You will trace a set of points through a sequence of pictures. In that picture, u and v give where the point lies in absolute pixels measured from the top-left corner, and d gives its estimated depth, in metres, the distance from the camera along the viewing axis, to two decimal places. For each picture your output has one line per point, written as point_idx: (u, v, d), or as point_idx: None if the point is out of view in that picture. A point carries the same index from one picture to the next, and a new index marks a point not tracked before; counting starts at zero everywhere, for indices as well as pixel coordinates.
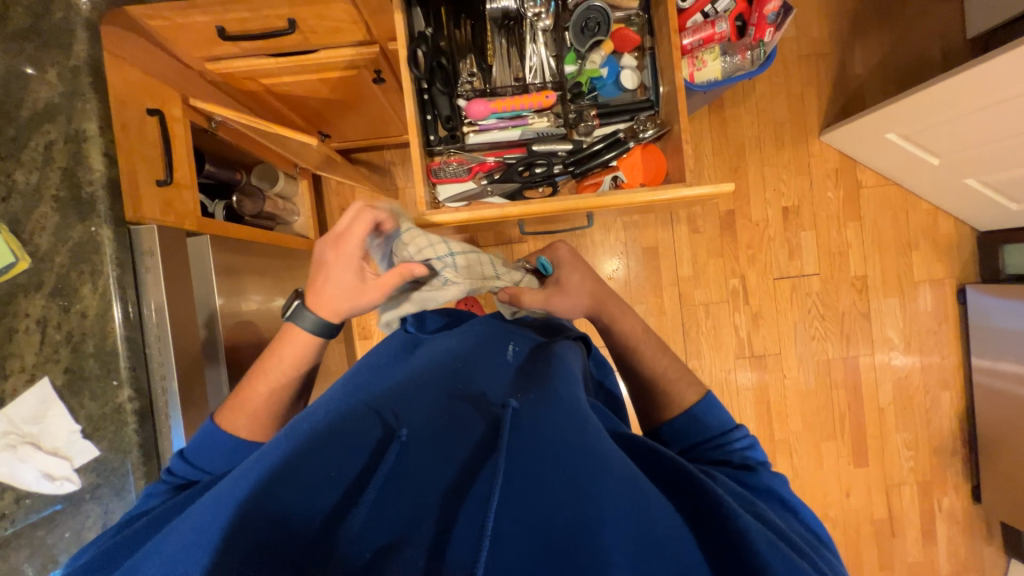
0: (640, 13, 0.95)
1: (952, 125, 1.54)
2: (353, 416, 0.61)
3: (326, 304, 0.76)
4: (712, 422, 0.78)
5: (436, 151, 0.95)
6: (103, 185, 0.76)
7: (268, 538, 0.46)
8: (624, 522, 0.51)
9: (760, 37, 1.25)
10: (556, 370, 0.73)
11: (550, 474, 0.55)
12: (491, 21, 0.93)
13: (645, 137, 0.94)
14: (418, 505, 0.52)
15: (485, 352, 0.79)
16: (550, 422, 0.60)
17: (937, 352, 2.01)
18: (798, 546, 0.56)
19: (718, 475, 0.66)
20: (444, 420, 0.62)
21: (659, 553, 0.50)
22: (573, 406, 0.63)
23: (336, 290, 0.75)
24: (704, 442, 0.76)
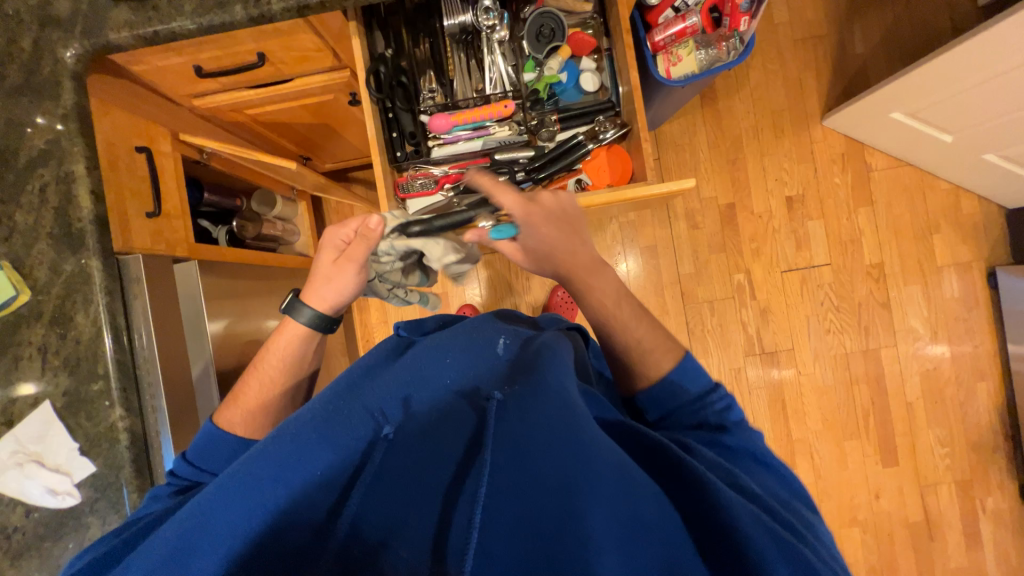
0: (595, 17, 0.95)
1: (962, 98, 1.45)
2: (346, 418, 0.64)
3: (314, 289, 0.82)
4: (690, 389, 0.75)
5: (404, 166, 0.98)
6: (91, 221, 0.82)
7: (283, 538, 0.54)
8: (611, 507, 0.51)
9: (736, 26, 1.23)
10: (546, 355, 0.72)
11: (539, 464, 0.55)
12: (449, 37, 0.95)
13: (606, 137, 0.95)
14: (408, 503, 0.56)
15: (476, 346, 0.81)
16: (537, 411, 0.60)
17: (969, 340, 1.88)
18: (777, 511, 0.56)
19: (695, 445, 0.64)
20: (435, 421, 0.66)
21: (647, 538, 0.50)
22: (561, 392, 0.62)
23: (318, 270, 0.81)
24: (683, 406, 0.74)
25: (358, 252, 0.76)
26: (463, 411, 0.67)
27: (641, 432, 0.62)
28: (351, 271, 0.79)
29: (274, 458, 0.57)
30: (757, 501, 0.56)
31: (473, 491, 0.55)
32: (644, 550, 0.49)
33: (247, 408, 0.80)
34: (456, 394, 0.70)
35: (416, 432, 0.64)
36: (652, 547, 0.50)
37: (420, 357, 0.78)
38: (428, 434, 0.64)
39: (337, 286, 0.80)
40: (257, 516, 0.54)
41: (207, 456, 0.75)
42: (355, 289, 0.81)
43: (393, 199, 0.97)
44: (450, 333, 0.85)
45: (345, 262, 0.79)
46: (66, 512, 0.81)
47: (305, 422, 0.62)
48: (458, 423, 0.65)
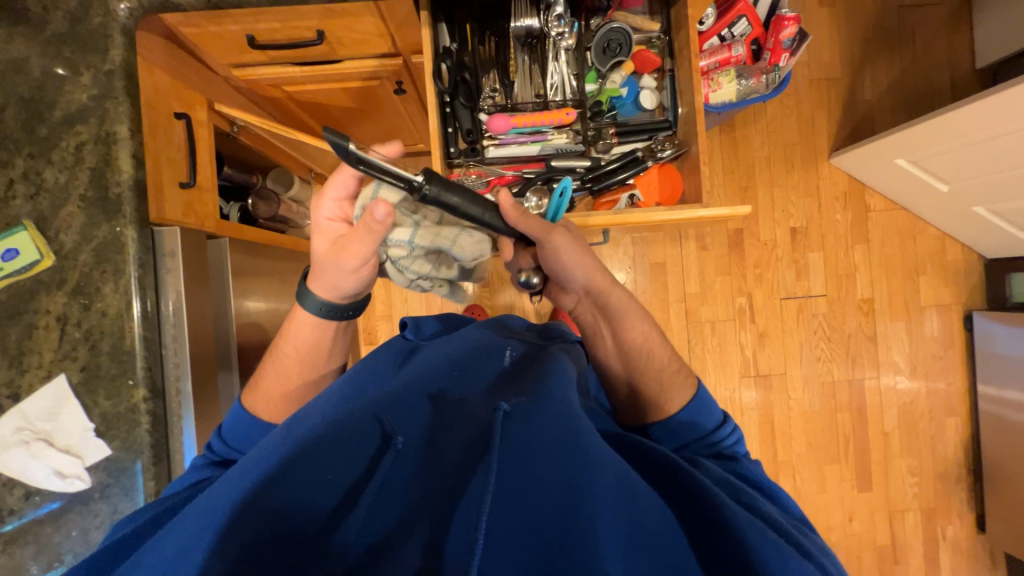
0: (660, 37, 0.97)
1: (962, 153, 1.55)
2: (350, 421, 0.63)
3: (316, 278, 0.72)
4: (706, 421, 0.77)
5: (456, 163, 0.97)
6: (130, 187, 0.77)
7: (266, 535, 0.51)
8: (614, 513, 0.52)
9: (776, 62, 1.27)
10: (551, 371, 0.73)
11: (542, 473, 0.56)
12: (514, 39, 0.95)
13: (663, 156, 0.96)
14: (411, 509, 0.55)
15: (484, 360, 0.80)
16: (543, 421, 0.61)
17: (943, 378, 2.00)
18: (788, 532, 0.56)
19: (704, 462, 0.68)
20: (440, 429, 0.65)
21: (651, 548, 0.51)
22: (564, 403, 0.63)
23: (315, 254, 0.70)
24: (693, 442, 0.76)
25: (360, 244, 0.63)
26: (466, 419, 0.66)
27: (647, 446, 0.63)
28: (351, 263, 0.66)
29: (277, 461, 0.57)
30: (767, 519, 0.57)
31: (477, 498, 0.54)
32: (646, 558, 0.50)
33: (277, 391, 0.76)
34: (460, 402, 0.69)
35: (421, 441, 0.63)
36: (654, 555, 0.50)
37: (429, 360, 0.78)
38: (433, 441, 0.63)
39: (327, 272, 0.67)
40: (251, 518, 0.51)
41: (242, 438, 0.71)
42: (359, 282, 0.69)
43: None
44: (455, 340, 0.84)
45: (342, 247, 0.65)
46: (72, 497, 0.75)
47: (311, 428, 0.62)
48: (462, 429, 0.65)
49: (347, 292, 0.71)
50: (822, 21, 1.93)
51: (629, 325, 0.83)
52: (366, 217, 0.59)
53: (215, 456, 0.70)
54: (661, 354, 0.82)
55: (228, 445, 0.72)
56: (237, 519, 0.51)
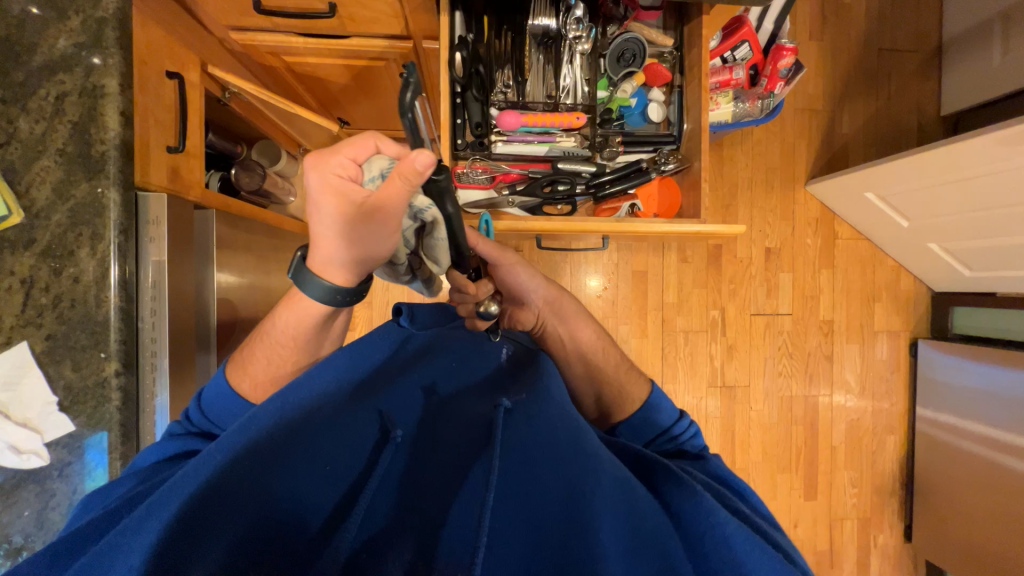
0: (673, 52, 0.99)
1: (925, 193, 1.67)
2: (347, 414, 0.61)
3: (333, 258, 0.62)
4: (665, 414, 0.82)
5: (461, 155, 0.96)
6: (116, 146, 0.72)
7: (263, 531, 0.50)
8: (616, 522, 0.53)
9: (772, 87, 1.33)
10: (549, 377, 0.74)
11: (544, 475, 0.57)
12: (531, 37, 0.95)
13: (666, 169, 0.99)
14: (410, 503, 0.55)
15: (481, 358, 0.79)
16: (546, 427, 0.62)
17: (887, 398, 2.16)
18: (764, 531, 0.59)
19: (691, 467, 0.69)
20: (440, 425, 0.64)
21: (648, 547, 0.52)
22: (566, 410, 0.65)
23: (326, 234, 0.59)
24: (657, 436, 0.80)
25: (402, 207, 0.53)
26: (468, 416, 0.65)
27: (644, 454, 0.65)
28: (391, 226, 0.57)
29: (271, 452, 0.55)
30: (744, 518, 0.60)
31: (478, 496, 0.54)
32: (642, 560, 0.51)
33: (267, 376, 0.72)
34: (461, 399, 0.69)
35: (420, 439, 0.62)
36: (650, 559, 0.52)
37: (427, 351, 0.76)
38: (432, 437, 0.62)
39: (351, 242, 0.59)
40: (245, 512, 0.50)
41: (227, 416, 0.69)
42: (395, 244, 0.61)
43: None
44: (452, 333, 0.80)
45: (362, 211, 0.55)
46: (27, 473, 0.71)
47: (307, 418, 0.59)
48: (464, 424, 0.64)
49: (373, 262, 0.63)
50: (810, 54, 2.03)
51: (579, 327, 0.91)
52: (403, 168, 0.49)
53: (192, 427, 0.68)
54: (613, 352, 0.90)
55: (207, 418, 0.70)
56: (227, 512, 0.49)
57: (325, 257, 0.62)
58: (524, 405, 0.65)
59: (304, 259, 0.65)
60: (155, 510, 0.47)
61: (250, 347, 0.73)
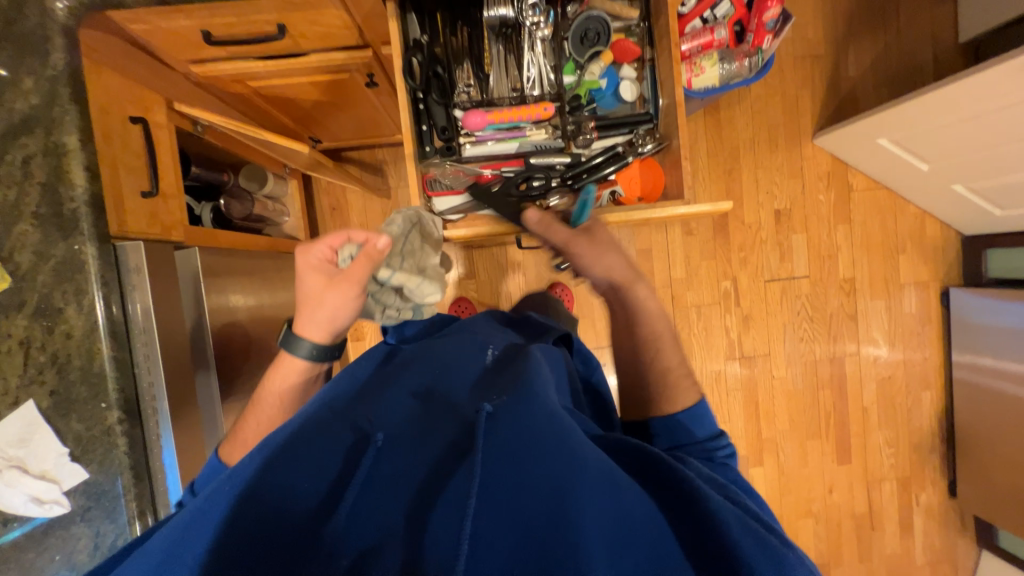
0: (639, 24, 0.94)
1: (942, 132, 1.55)
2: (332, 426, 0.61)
3: (313, 323, 0.67)
4: (702, 430, 0.72)
5: (432, 162, 0.93)
6: (86, 203, 0.74)
7: (247, 543, 0.47)
8: (601, 509, 0.51)
9: (759, 44, 1.24)
10: (532, 369, 0.73)
11: (528, 470, 0.55)
12: (488, 29, 0.91)
13: (644, 151, 0.93)
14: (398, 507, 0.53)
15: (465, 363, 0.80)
16: (528, 419, 0.60)
17: (920, 351, 2.06)
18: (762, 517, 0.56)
19: (689, 457, 0.66)
20: (426, 427, 0.63)
21: (638, 539, 0.50)
22: (548, 401, 0.64)
23: (305, 303, 0.66)
24: (695, 443, 0.70)
25: (364, 269, 0.64)
26: (452, 419, 0.65)
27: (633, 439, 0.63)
28: (357, 291, 0.65)
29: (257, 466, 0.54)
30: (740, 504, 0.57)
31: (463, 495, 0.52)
32: (635, 550, 0.49)
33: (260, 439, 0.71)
34: (446, 401, 0.68)
35: (405, 439, 0.60)
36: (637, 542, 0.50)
37: (413, 363, 0.77)
38: (415, 441, 0.61)
39: (329, 310, 0.66)
40: (233, 523, 0.48)
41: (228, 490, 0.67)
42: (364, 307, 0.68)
43: (421, 198, 0.92)
44: (439, 341, 0.85)
45: (337, 282, 0.64)
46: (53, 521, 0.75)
47: (290, 433, 0.59)
48: (447, 428, 0.63)
49: (349, 326, 0.69)
50: None
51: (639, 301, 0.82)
52: (368, 249, 0.64)
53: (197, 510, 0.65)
54: (670, 355, 0.78)
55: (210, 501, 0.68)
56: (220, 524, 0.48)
57: (312, 324, 0.67)
58: (505, 405, 0.64)
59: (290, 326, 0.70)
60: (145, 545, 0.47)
61: (253, 409, 0.73)
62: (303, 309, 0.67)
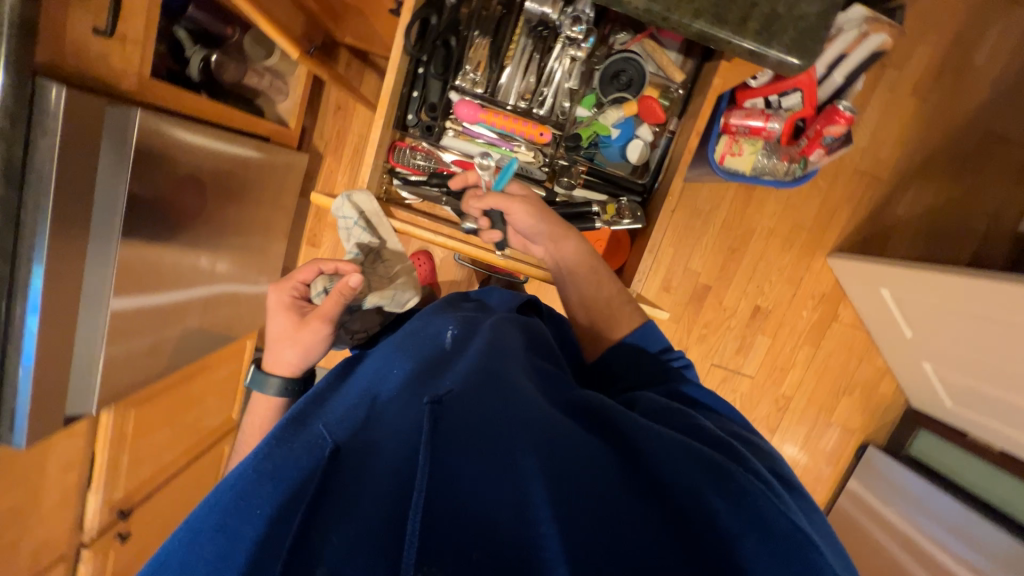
0: (679, 91, 0.86)
1: (940, 315, 1.50)
2: (287, 445, 0.59)
3: (283, 357, 0.79)
4: (654, 344, 0.77)
5: (410, 132, 0.89)
6: (10, 24, 0.64)
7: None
8: (556, 485, 0.51)
9: (807, 153, 1.15)
10: (489, 347, 0.69)
11: (477, 458, 0.53)
12: (524, 21, 0.81)
13: (617, 223, 0.89)
14: (355, 504, 0.51)
15: (433, 337, 0.77)
16: (473, 405, 0.57)
17: (814, 485, 2.12)
18: (719, 441, 0.59)
19: (642, 397, 0.67)
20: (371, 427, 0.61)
21: (601, 509, 0.50)
22: (499, 388, 0.60)
23: (279, 339, 0.80)
24: (652, 350, 0.76)
25: (331, 307, 0.75)
26: (403, 407, 0.61)
27: (590, 401, 0.62)
28: (321, 327, 0.77)
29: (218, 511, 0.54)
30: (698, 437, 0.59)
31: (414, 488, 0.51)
32: (600, 518, 0.49)
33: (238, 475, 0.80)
34: (394, 394, 0.65)
35: (356, 445, 0.58)
36: (607, 514, 0.50)
37: (376, 360, 0.76)
38: (362, 434, 0.59)
39: (299, 344, 0.78)
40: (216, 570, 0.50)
41: None
42: (331, 341, 0.80)
43: (382, 163, 0.90)
44: (403, 333, 0.81)
45: (310, 320, 0.77)
46: None
47: (245, 462, 0.58)
48: (397, 418, 0.60)
49: (319, 359, 0.81)
50: (901, 111, 1.73)
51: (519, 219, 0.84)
52: (341, 287, 0.75)
53: None
54: (608, 286, 0.85)
55: None
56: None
57: (285, 363, 0.80)
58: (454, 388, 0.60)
59: (258, 365, 0.81)
60: None
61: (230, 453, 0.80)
62: (277, 347, 0.80)
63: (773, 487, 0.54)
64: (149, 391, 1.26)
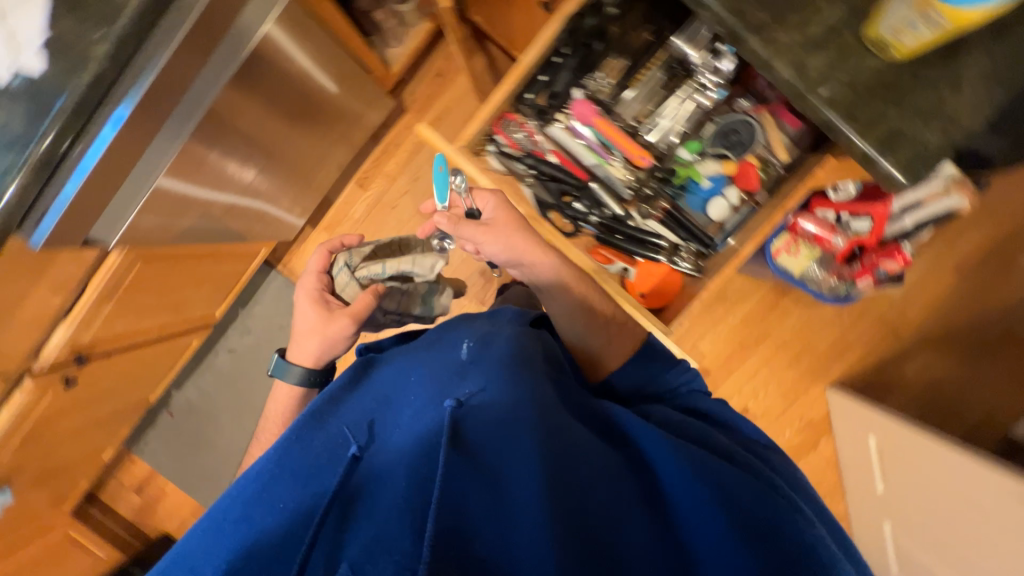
0: (782, 168, 0.90)
1: (918, 483, 1.50)
2: (310, 447, 0.74)
3: (307, 349, 1.08)
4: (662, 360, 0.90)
5: (525, 109, 0.97)
6: None
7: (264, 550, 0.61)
8: (569, 490, 0.58)
9: (856, 277, 1.21)
10: (507, 360, 0.78)
11: (494, 459, 0.60)
12: (667, 55, 0.91)
13: (678, 264, 0.97)
14: (383, 498, 0.59)
15: (456, 354, 0.86)
16: (491, 415, 0.65)
17: None
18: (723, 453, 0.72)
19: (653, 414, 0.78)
20: (389, 441, 0.71)
21: (606, 517, 0.57)
22: (515, 398, 0.68)
23: (306, 331, 1.08)
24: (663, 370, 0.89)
25: (358, 309, 1.08)
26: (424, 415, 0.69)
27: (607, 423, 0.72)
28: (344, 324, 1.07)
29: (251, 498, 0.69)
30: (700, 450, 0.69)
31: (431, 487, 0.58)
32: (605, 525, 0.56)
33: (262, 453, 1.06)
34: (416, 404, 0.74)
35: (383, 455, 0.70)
36: (612, 521, 0.57)
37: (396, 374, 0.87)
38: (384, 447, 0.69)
39: (321, 337, 1.07)
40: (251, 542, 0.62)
41: None
42: (348, 337, 1.09)
43: (489, 125, 0.97)
44: (425, 349, 0.92)
45: (336, 318, 1.07)
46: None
47: (274, 461, 0.73)
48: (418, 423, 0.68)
49: (333, 351, 1.10)
50: (937, 281, 1.80)
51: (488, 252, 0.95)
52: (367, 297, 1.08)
53: None
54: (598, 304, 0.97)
55: None
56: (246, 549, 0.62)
57: (307, 353, 1.09)
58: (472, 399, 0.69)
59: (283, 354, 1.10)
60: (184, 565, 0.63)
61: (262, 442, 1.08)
62: (303, 338, 1.09)
63: (777, 487, 0.69)
64: (162, 254, 1.23)
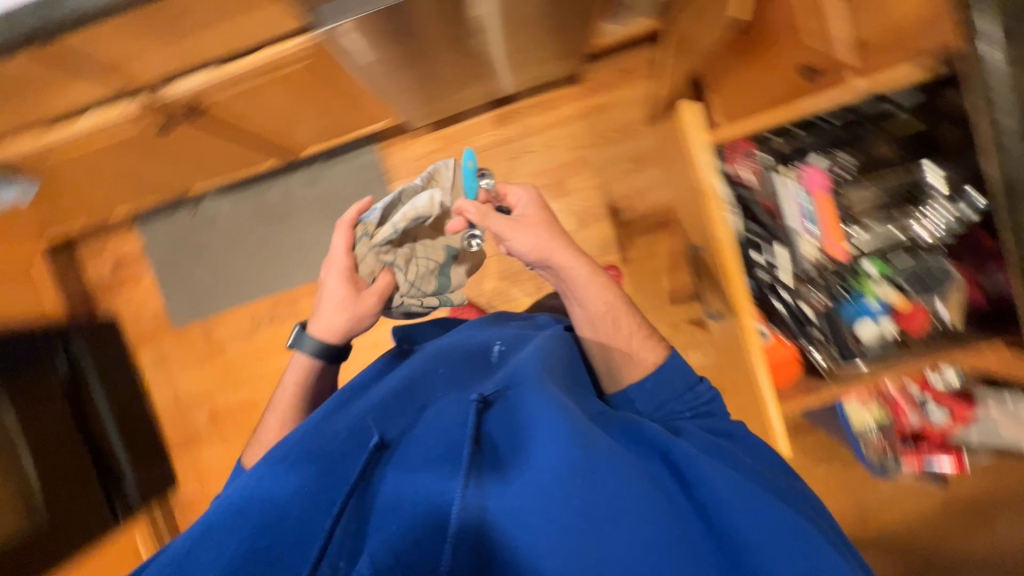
0: (950, 325, 1.17)
1: None
2: (338, 428, 0.90)
3: (321, 323, 1.13)
4: (684, 383, 1.02)
5: (769, 161, 1.29)
6: None
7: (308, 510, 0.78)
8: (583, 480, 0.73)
9: (905, 455, 1.36)
10: (525, 364, 0.95)
11: (508, 451, 0.79)
12: (907, 190, 1.20)
13: (814, 353, 1.25)
14: (414, 477, 0.78)
15: (486, 359, 1.05)
16: (502, 418, 0.85)
17: None
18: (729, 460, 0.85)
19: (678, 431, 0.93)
20: (410, 431, 0.88)
21: (614, 505, 0.72)
22: (529, 397, 0.84)
23: (323, 307, 1.12)
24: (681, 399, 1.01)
25: (373, 297, 1.10)
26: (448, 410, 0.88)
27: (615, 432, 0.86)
28: (361, 308, 1.10)
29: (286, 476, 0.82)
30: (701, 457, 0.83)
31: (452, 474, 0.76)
32: (614, 513, 0.71)
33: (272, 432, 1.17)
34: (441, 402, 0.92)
35: (403, 441, 0.86)
36: (623, 513, 0.72)
37: (428, 364, 1.05)
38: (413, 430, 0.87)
39: (340, 316, 1.11)
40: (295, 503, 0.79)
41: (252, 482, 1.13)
42: (366, 320, 1.13)
43: (737, 153, 1.29)
44: (451, 347, 1.10)
45: (352, 302, 1.10)
46: None
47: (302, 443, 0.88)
48: (443, 417, 0.87)
49: (351, 329, 1.14)
50: None
51: (518, 243, 1.03)
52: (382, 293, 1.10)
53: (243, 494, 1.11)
54: (624, 320, 1.09)
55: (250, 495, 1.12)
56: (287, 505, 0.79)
57: (322, 328, 1.14)
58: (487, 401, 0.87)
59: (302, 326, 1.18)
60: (228, 527, 0.79)
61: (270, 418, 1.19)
62: (321, 312, 1.14)
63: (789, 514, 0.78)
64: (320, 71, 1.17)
